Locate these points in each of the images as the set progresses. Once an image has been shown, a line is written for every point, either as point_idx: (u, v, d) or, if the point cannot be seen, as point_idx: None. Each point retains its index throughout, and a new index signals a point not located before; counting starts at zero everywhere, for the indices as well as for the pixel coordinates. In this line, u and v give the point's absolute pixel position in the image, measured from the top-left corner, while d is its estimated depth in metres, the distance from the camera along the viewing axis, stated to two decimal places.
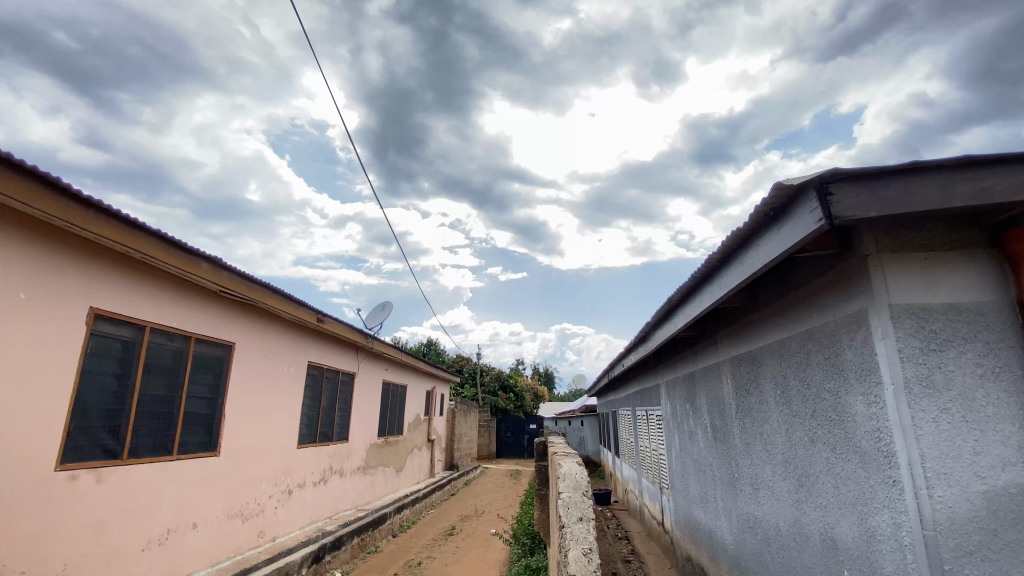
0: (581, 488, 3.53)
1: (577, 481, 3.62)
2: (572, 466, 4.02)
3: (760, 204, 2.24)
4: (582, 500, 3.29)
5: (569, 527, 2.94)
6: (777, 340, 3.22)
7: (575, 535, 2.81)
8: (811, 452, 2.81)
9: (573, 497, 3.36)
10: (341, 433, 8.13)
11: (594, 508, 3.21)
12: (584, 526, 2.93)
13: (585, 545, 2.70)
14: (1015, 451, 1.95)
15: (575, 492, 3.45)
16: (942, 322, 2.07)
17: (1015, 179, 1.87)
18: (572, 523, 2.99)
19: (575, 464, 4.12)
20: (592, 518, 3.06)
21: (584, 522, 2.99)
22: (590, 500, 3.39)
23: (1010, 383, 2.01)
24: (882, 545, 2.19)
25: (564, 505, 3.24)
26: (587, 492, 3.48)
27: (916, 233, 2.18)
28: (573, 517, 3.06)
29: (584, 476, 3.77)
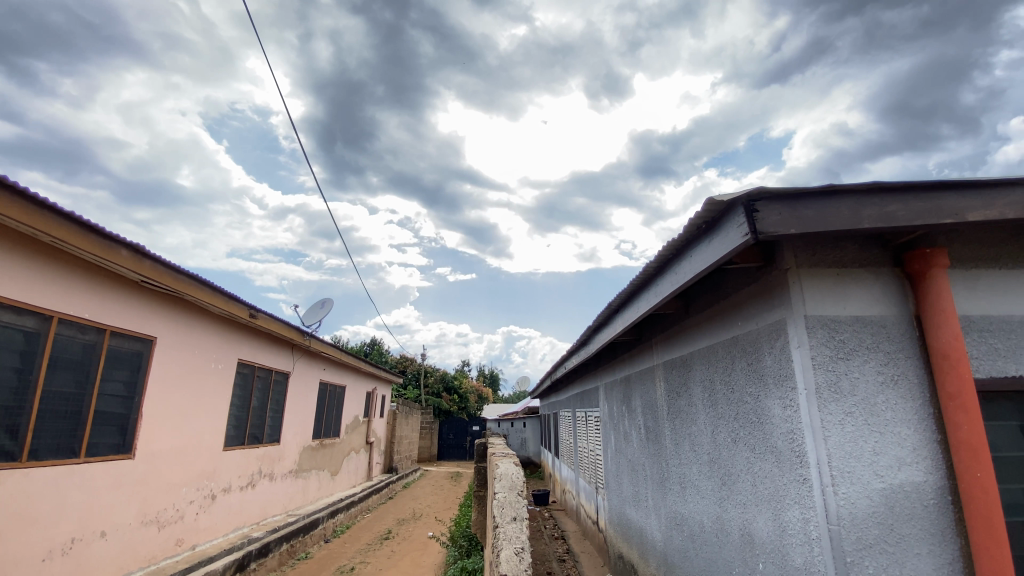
0: (517, 488, 3.56)
1: (513, 481, 3.65)
2: (509, 466, 4.06)
3: (693, 216, 2.36)
4: (516, 500, 3.32)
5: (502, 527, 2.96)
6: (706, 346, 3.40)
7: (508, 535, 2.84)
8: (733, 451, 2.98)
9: (508, 496, 3.38)
10: (272, 434, 7.76)
11: (528, 508, 3.25)
12: (517, 525, 2.96)
13: (517, 544, 2.73)
14: (909, 452, 2.16)
15: (510, 492, 3.48)
16: (850, 332, 2.26)
17: (916, 205, 2.07)
18: (505, 522, 3.01)
19: (512, 465, 4.16)
20: (526, 518, 3.09)
21: (518, 521, 3.02)
22: (524, 500, 3.43)
23: (906, 389, 2.22)
24: (793, 539, 2.36)
25: (498, 505, 3.26)
26: (523, 492, 3.52)
27: (829, 251, 2.37)
28: (507, 516, 3.08)
29: (520, 476, 3.81)
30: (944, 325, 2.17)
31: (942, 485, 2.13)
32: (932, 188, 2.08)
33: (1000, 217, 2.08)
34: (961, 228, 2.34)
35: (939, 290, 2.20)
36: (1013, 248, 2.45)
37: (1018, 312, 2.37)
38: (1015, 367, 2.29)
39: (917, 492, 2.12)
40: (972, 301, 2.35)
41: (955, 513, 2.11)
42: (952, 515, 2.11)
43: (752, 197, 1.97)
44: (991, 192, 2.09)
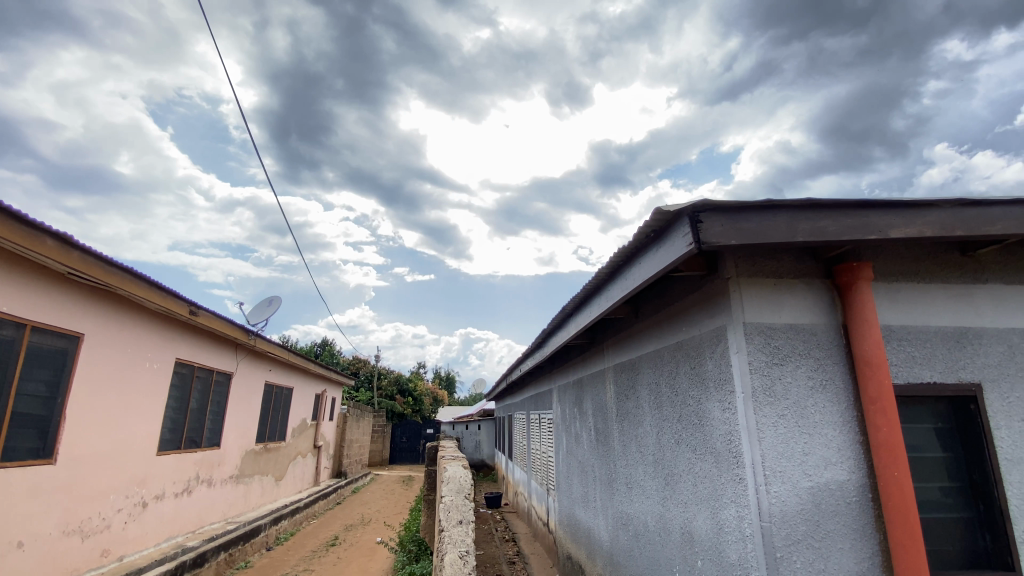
0: (465, 491, 3.56)
1: (461, 484, 3.64)
2: (458, 469, 4.05)
3: (642, 225, 2.43)
4: (463, 503, 3.32)
5: (448, 530, 2.95)
6: (654, 351, 3.51)
7: (453, 539, 2.83)
8: (676, 452, 3.09)
9: (455, 500, 3.38)
10: (212, 438, 7.38)
11: (474, 511, 3.25)
12: (463, 528, 2.96)
13: (462, 547, 2.73)
14: (834, 452, 2.30)
15: (458, 495, 3.47)
16: (784, 339, 2.40)
17: (845, 221, 2.21)
18: (451, 526, 3.00)
19: (460, 468, 4.14)
20: (472, 521, 3.09)
21: (463, 525, 3.01)
22: (471, 503, 3.43)
23: (833, 394, 2.37)
24: (729, 536, 2.47)
25: (445, 508, 3.25)
26: (470, 494, 3.52)
27: (767, 262, 2.50)
28: (453, 520, 3.08)
29: (469, 479, 3.80)
30: (867, 333, 2.33)
31: (863, 483, 2.28)
32: (859, 206, 2.23)
33: (917, 235, 2.26)
34: (884, 244, 2.51)
35: (864, 301, 2.36)
36: (929, 263, 2.65)
37: (933, 322, 2.57)
38: (930, 374, 2.49)
39: (841, 490, 2.26)
40: (893, 312, 2.53)
41: (874, 509, 2.27)
42: (872, 511, 2.26)
43: (696, 209, 2.05)
44: (911, 211, 2.26)
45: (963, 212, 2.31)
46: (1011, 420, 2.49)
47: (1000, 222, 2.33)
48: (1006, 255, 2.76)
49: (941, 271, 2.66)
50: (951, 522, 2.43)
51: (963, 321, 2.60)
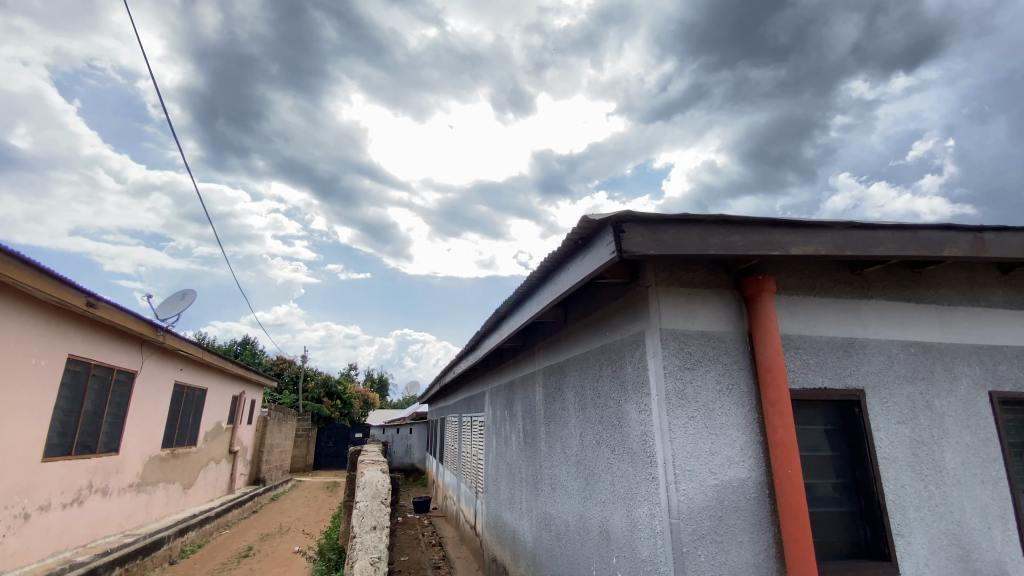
0: (381, 496, 3.47)
1: (376, 489, 3.55)
2: (375, 474, 3.95)
3: (569, 232, 2.50)
4: (378, 508, 3.24)
5: (360, 537, 2.86)
6: (579, 354, 3.61)
7: (365, 545, 2.75)
8: (597, 453, 3.19)
9: (369, 505, 3.29)
10: (109, 443, 6.71)
11: (390, 515, 3.19)
12: (377, 534, 2.89)
13: (374, 554, 2.66)
14: (737, 451, 2.47)
15: (373, 500, 3.38)
16: (695, 345, 2.55)
17: (752, 237, 2.39)
18: (364, 532, 2.92)
19: (378, 472, 4.04)
20: (387, 527, 3.02)
21: (377, 530, 2.95)
22: (387, 508, 3.35)
23: (738, 397, 2.55)
24: (642, 533, 2.58)
25: (358, 514, 3.15)
26: (386, 499, 3.44)
27: (683, 272, 2.66)
28: (367, 526, 2.99)
29: (386, 484, 3.72)
30: (768, 341, 2.52)
31: (762, 481, 2.47)
32: (766, 224, 2.42)
33: (814, 253, 2.48)
34: (787, 260, 2.74)
35: (767, 312, 2.55)
36: (824, 279, 2.92)
37: (826, 333, 2.82)
38: (822, 379, 2.74)
39: (742, 487, 2.43)
40: (792, 322, 2.77)
41: (770, 504, 2.45)
42: (769, 506, 2.45)
43: (619, 218, 2.15)
44: (810, 231, 2.47)
45: (854, 234, 2.56)
46: (887, 422, 2.78)
47: (883, 245, 2.60)
48: (889, 274, 3.09)
49: (835, 287, 2.93)
50: (837, 515, 2.67)
51: (851, 333, 2.88)
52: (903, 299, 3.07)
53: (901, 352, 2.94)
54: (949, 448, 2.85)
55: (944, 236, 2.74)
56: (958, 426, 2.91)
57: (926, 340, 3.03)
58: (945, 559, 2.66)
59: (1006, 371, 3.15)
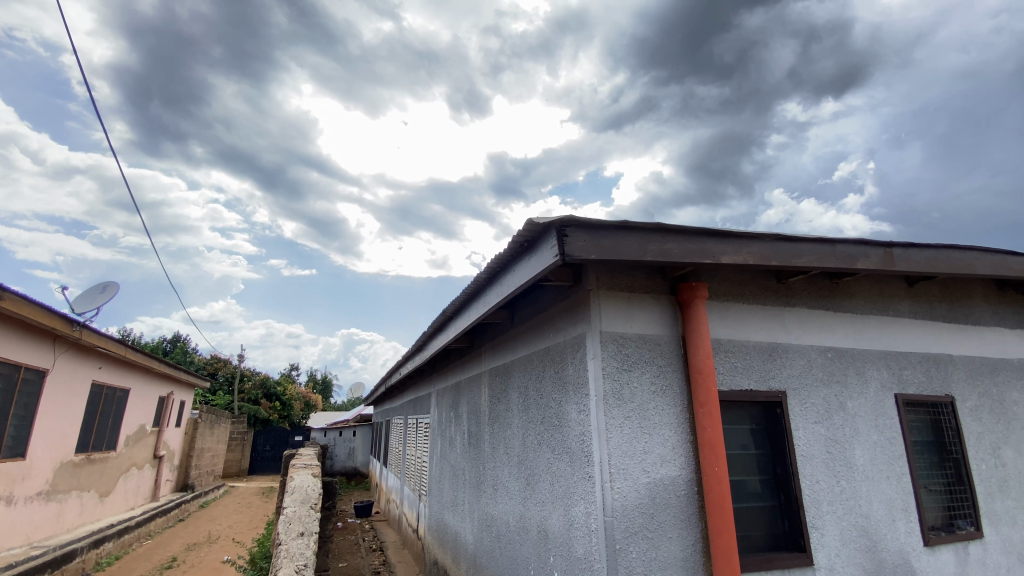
0: (310, 501, 3.37)
1: (306, 494, 3.44)
2: (306, 478, 3.83)
3: (514, 235, 2.53)
4: (307, 514, 3.15)
5: (285, 543, 2.77)
6: (524, 355, 3.65)
7: (290, 553, 2.67)
8: (538, 453, 3.23)
9: (297, 510, 3.19)
10: (14, 448, 6.11)
11: (319, 521, 3.11)
12: (304, 541, 2.81)
13: (299, 562, 2.58)
14: (669, 450, 2.58)
15: (301, 505, 3.28)
16: (632, 348, 2.65)
17: (687, 245, 2.50)
18: (290, 539, 2.82)
19: (309, 476, 3.91)
20: (315, 533, 2.94)
21: (305, 536, 2.86)
22: (316, 513, 3.26)
23: (671, 398, 2.66)
24: (578, 532, 2.63)
25: (285, 520, 3.04)
26: (316, 504, 3.35)
27: (622, 277, 2.77)
28: (293, 532, 2.90)
29: (316, 489, 3.62)
30: (699, 344, 2.64)
31: (691, 478, 2.58)
32: (700, 234, 2.54)
33: (743, 262, 2.63)
34: (719, 268, 2.89)
35: (699, 317, 2.68)
36: (753, 287, 3.11)
37: (753, 338, 3.00)
38: (748, 382, 2.90)
39: (673, 485, 2.54)
40: (722, 327, 2.92)
41: (698, 501, 2.57)
42: (697, 503, 2.57)
43: (562, 222, 2.20)
44: (740, 241, 2.62)
45: (779, 246, 2.73)
46: (806, 422, 2.98)
47: (805, 257, 2.80)
48: (810, 283, 3.32)
49: (762, 295, 3.12)
50: (759, 510, 2.84)
51: (776, 338, 3.07)
52: (823, 307, 3.31)
53: (819, 356, 3.17)
54: (860, 446, 3.09)
55: (859, 250, 2.98)
56: (867, 425, 3.16)
57: (842, 345, 3.28)
58: (854, 549, 2.88)
59: (910, 375, 3.45)
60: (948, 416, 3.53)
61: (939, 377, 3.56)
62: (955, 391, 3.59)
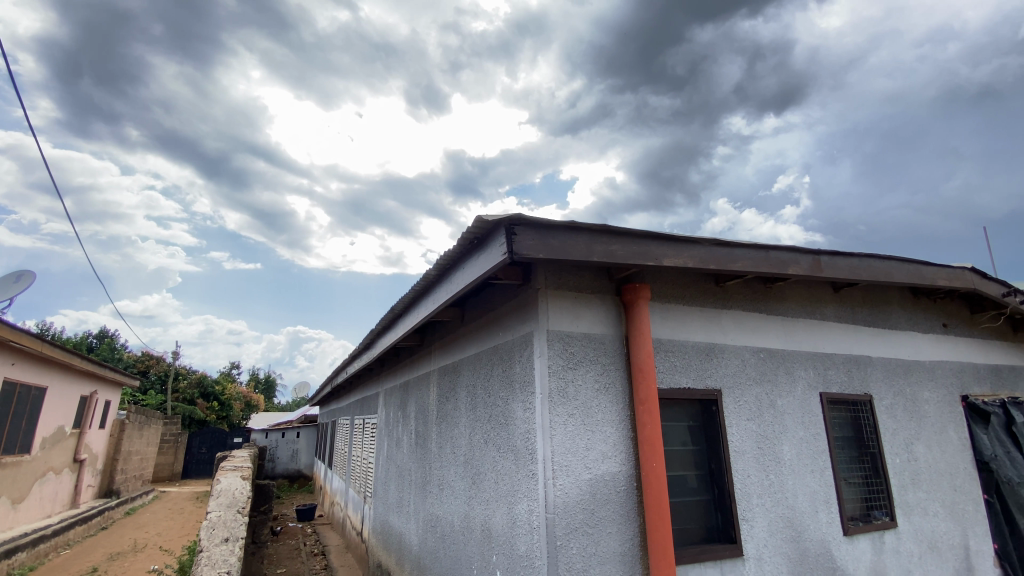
0: (237, 505, 3.22)
1: (233, 498, 3.29)
2: (234, 481, 3.65)
3: (464, 231, 2.52)
4: (233, 518, 3.00)
5: (207, 550, 2.65)
6: (473, 354, 3.64)
7: (212, 560, 2.54)
8: (483, 452, 3.23)
9: (222, 514, 3.04)
10: None
11: (246, 526, 2.98)
12: (228, 547, 2.69)
13: (221, 569, 2.47)
14: (611, 446, 2.64)
15: (227, 509, 3.13)
16: (577, 346, 2.70)
17: (632, 247, 2.57)
18: (213, 545, 2.70)
19: (238, 479, 3.73)
20: (241, 538, 2.82)
21: (230, 542, 2.75)
22: (244, 517, 3.12)
23: (614, 395, 2.73)
24: (520, 530, 2.65)
25: (208, 525, 2.90)
26: (244, 508, 3.20)
27: (569, 277, 2.82)
28: (217, 538, 2.77)
29: (245, 492, 3.46)
30: (641, 344, 2.72)
31: (631, 474, 2.66)
32: (645, 237, 2.62)
33: (684, 265, 2.73)
34: (662, 270, 2.99)
35: (642, 317, 2.76)
36: (693, 290, 3.24)
37: (692, 338, 3.12)
38: (686, 380, 3.01)
39: (614, 481, 2.60)
40: (663, 328, 3.03)
41: (637, 496, 2.64)
42: (636, 498, 2.64)
43: (511, 220, 2.21)
44: (682, 245, 2.72)
45: (718, 250, 2.86)
46: (739, 419, 3.13)
47: (742, 261, 2.94)
48: (746, 287, 3.50)
49: (701, 297, 3.26)
50: (695, 504, 2.96)
51: (713, 339, 3.21)
52: (757, 310, 3.50)
53: (753, 356, 3.34)
54: (788, 442, 3.28)
55: (790, 256, 3.16)
56: (795, 422, 3.36)
57: (773, 346, 3.47)
58: (780, 539, 3.05)
59: (834, 375, 3.70)
60: (867, 414, 3.80)
61: (859, 377, 3.83)
62: (874, 390, 3.88)
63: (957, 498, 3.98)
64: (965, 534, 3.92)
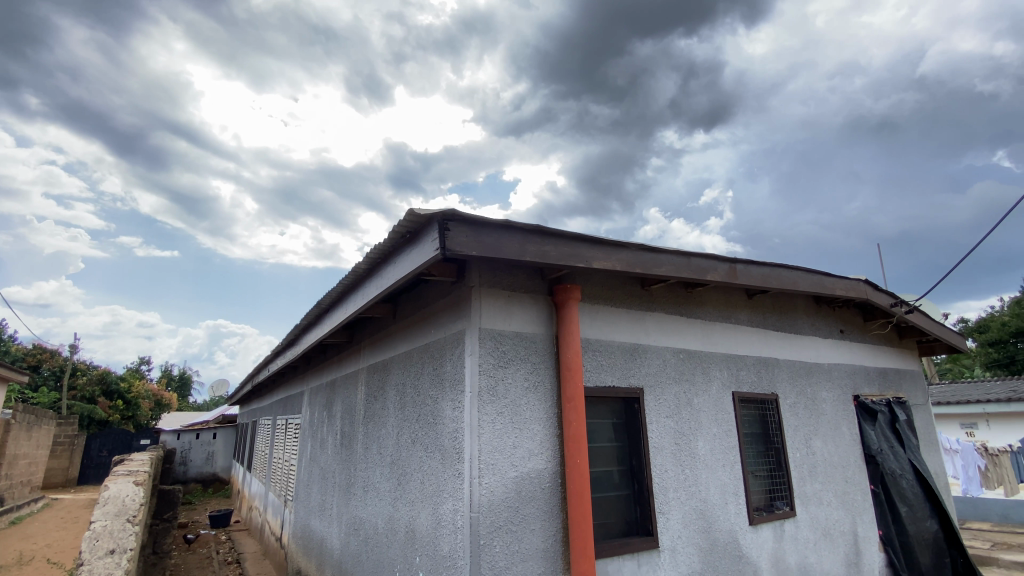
0: (126, 513, 2.94)
1: (122, 506, 3.00)
2: (125, 487, 3.33)
3: (395, 225, 2.45)
4: (121, 528, 2.74)
5: (88, 565, 2.41)
6: (403, 352, 3.55)
7: None
8: (410, 452, 3.16)
9: (108, 524, 2.76)
10: None
11: (137, 536, 2.74)
12: (113, 560, 2.47)
13: None
14: (538, 444, 2.67)
15: (115, 518, 2.85)
16: (508, 344, 2.71)
17: (564, 249, 2.61)
18: (94, 558, 2.46)
19: (130, 485, 3.40)
20: (129, 550, 2.59)
21: (115, 555, 2.52)
22: (135, 526, 2.87)
23: (543, 393, 2.76)
24: (444, 530, 2.62)
25: (90, 536, 2.63)
26: (134, 517, 2.93)
27: (503, 276, 2.82)
28: (100, 550, 2.53)
29: (137, 499, 3.16)
30: (570, 343, 2.77)
31: (556, 471, 2.70)
32: (577, 239, 2.67)
33: (613, 268, 2.82)
34: (592, 272, 3.07)
35: (571, 317, 2.82)
36: (619, 292, 3.36)
37: (617, 338, 3.23)
38: (611, 378, 3.12)
39: (539, 478, 2.63)
40: (590, 328, 3.12)
41: (561, 492, 2.69)
42: (559, 494, 2.69)
43: (444, 215, 2.18)
44: (612, 248, 2.80)
45: (644, 255, 2.97)
46: (659, 416, 3.28)
47: (665, 266, 3.08)
48: (668, 291, 3.67)
49: (627, 299, 3.38)
50: (615, 499, 3.06)
51: (637, 339, 3.34)
52: (678, 313, 3.68)
53: (673, 357, 3.50)
54: (702, 438, 3.47)
55: (709, 263, 3.34)
56: (709, 419, 3.56)
57: (692, 348, 3.66)
58: (693, 530, 3.22)
59: (745, 375, 3.97)
60: (773, 412, 4.10)
61: (767, 378, 4.13)
62: (780, 390, 4.19)
63: (848, 489, 4.39)
64: (854, 522, 4.33)
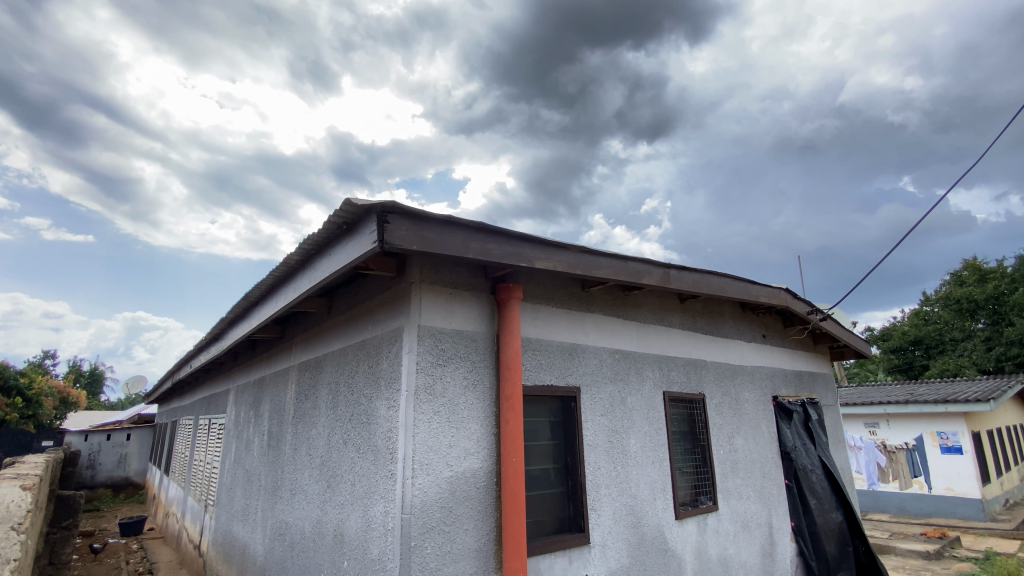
0: (11, 520, 2.63)
1: (6, 512, 2.68)
2: (10, 492, 2.98)
3: (332, 214, 2.35)
4: (4, 537, 2.46)
5: None
6: (338, 349, 3.42)
7: None
8: (341, 453, 3.05)
9: None
10: None
11: (23, 544, 2.47)
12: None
13: None
14: (474, 443, 2.66)
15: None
16: (448, 342, 2.68)
17: (507, 247, 2.61)
18: None
19: (18, 489, 3.06)
20: (13, 560, 2.33)
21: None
22: (21, 534, 2.58)
23: (481, 392, 2.75)
24: (374, 532, 2.55)
25: None
26: (22, 523, 2.63)
27: (445, 272, 2.79)
28: None
29: (25, 504, 2.84)
30: (510, 342, 2.78)
31: (492, 470, 2.70)
32: (520, 238, 2.68)
33: (554, 268, 2.85)
34: (535, 272, 3.10)
35: (512, 316, 2.82)
36: (559, 293, 3.41)
37: (557, 338, 3.28)
38: (550, 378, 3.15)
39: (474, 477, 2.62)
40: (531, 328, 3.14)
41: (495, 491, 2.69)
42: (495, 494, 2.68)
43: (383, 207, 2.11)
44: (554, 250, 2.83)
45: (584, 257, 3.03)
46: (594, 415, 3.35)
47: (604, 269, 3.16)
48: (607, 294, 3.77)
49: (567, 300, 3.44)
50: (549, 497, 3.09)
51: (576, 339, 3.40)
52: (615, 314, 3.78)
53: (609, 357, 3.60)
54: (634, 435, 3.59)
55: (645, 268, 3.47)
56: (641, 418, 3.68)
57: (627, 348, 3.78)
58: (622, 526, 3.31)
59: (676, 376, 4.14)
60: (700, 411, 4.31)
61: (696, 378, 4.33)
62: (707, 390, 4.41)
63: (765, 483, 4.68)
64: (770, 514, 4.63)
